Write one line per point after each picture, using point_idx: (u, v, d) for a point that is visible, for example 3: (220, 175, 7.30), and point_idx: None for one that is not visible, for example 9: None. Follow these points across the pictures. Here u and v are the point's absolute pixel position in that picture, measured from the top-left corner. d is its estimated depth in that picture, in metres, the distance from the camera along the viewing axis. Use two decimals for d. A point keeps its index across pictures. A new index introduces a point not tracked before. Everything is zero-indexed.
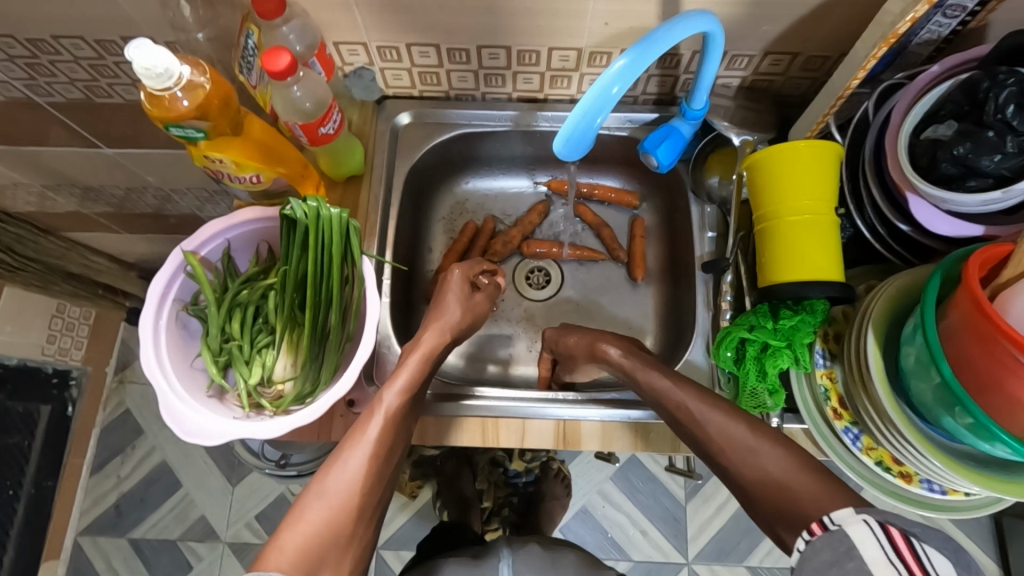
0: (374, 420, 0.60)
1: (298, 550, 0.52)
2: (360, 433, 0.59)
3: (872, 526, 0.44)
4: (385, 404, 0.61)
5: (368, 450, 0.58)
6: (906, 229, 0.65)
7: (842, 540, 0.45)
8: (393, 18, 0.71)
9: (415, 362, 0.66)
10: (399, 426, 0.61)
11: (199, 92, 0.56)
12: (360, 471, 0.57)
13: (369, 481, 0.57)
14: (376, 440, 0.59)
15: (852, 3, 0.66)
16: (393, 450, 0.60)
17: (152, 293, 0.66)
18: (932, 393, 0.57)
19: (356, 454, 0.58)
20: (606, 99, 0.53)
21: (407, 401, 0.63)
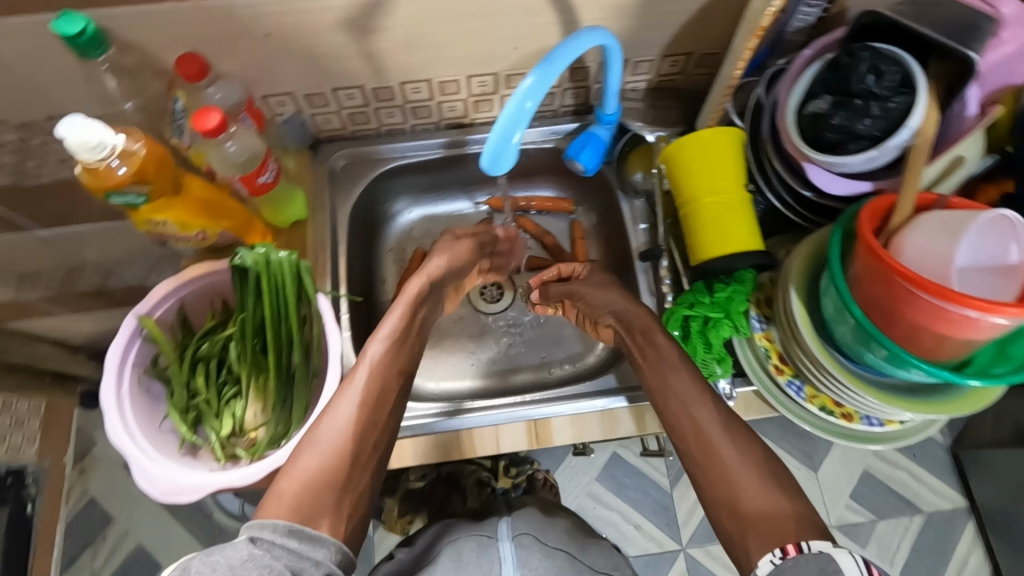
0: (360, 371, 0.64)
1: (296, 495, 0.54)
2: (348, 386, 0.63)
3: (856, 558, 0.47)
4: (371, 355, 0.66)
5: (357, 398, 0.62)
6: (809, 195, 0.73)
7: (827, 563, 0.48)
8: (316, 66, 0.75)
9: (401, 310, 0.71)
10: (386, 376, 0.65)
11: (135, 158, 0.58)
12: (348, 418, 0.61)
13: (360, 428, 0.60)
14: (363, 389, 0.63)
15: (728, 4, 0.75)
16: (384, 394, 0.64)
17: (110, 362, 0.66)
18: (852, 334, 0.64)
19: (344, 404, 0.62)
20: (521, 113, 0.58)
21: (391, 351, 0.67)
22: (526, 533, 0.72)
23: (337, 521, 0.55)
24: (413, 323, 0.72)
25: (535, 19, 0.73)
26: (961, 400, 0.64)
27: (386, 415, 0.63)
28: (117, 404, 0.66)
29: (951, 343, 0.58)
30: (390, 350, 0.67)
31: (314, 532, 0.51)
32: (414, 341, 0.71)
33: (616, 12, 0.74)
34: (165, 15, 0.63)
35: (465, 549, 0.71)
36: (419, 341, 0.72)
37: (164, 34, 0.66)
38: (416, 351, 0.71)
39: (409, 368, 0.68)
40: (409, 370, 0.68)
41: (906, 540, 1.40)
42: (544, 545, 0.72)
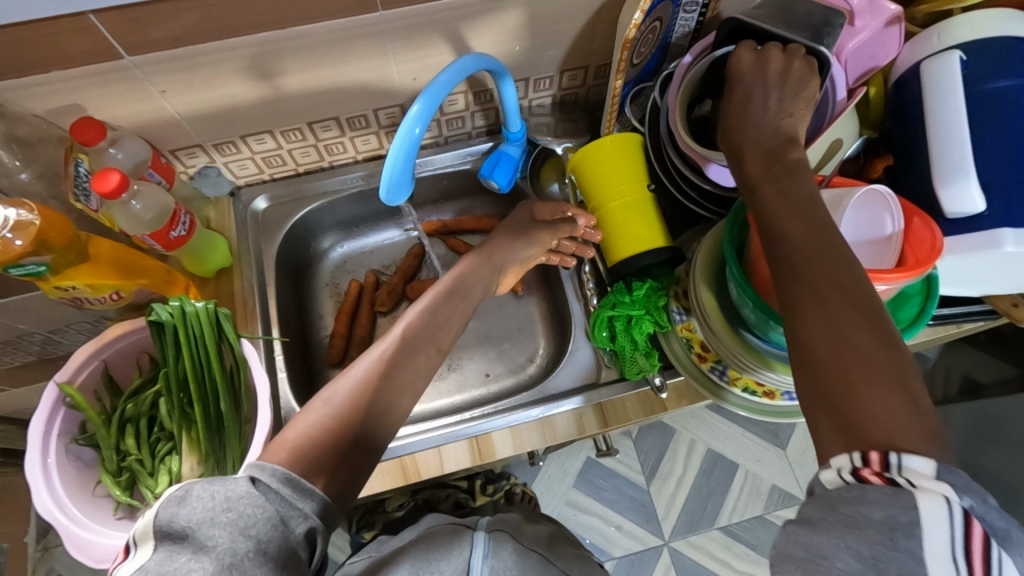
0: (389, 338, 0.63)
1: (296, 446, 0.51)
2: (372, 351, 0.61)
3: (953, 508, 0.34)
4: (405, 321, 0.65)
5: (381, 357, 0.61)
6: (709, 188, 0.77)
7: (902, 506, 0.35)
8: (220, 115, 0.76)
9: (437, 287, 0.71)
10: (419, 347, 0.63)
11: (31, 229, 0.58)
12: (364, 376, 0.58)
13: (373, 388, 0.58)
14: (389, 353, 0.61)
15: (609, 18, 0.79)
16: (409, 360, 0.62)
17: (32, 434, 0.66)
18: (755, 314, 0.66)
19: (360, 365, 0.60)
20: (412, 140, 0.60)
21: (428, 320, 0.66)
22: (502, 530, 0.71)
23: (331, 476, 0.51)
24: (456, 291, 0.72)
25: (426, 51, 0.76)
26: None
27: (412, 377, 0.61)
28: (43, 475, 0.65)
29: None
30: (431, 320, 0.66)
31: (308, 484, 0.48)
32: (456, 301, 0.71)
33: (504, 36, 0.77)
34: (54, 84, 0.64)
35: (440, 538, 0.70)
36: (466, 307, 0.71)
37: (58, 101, 0.66)
38: (461, 313, 0.70)
39: (444, 342, 0.66)
40: (444, 346, 0.66)
41: None
42: (518, 542, 0.71)
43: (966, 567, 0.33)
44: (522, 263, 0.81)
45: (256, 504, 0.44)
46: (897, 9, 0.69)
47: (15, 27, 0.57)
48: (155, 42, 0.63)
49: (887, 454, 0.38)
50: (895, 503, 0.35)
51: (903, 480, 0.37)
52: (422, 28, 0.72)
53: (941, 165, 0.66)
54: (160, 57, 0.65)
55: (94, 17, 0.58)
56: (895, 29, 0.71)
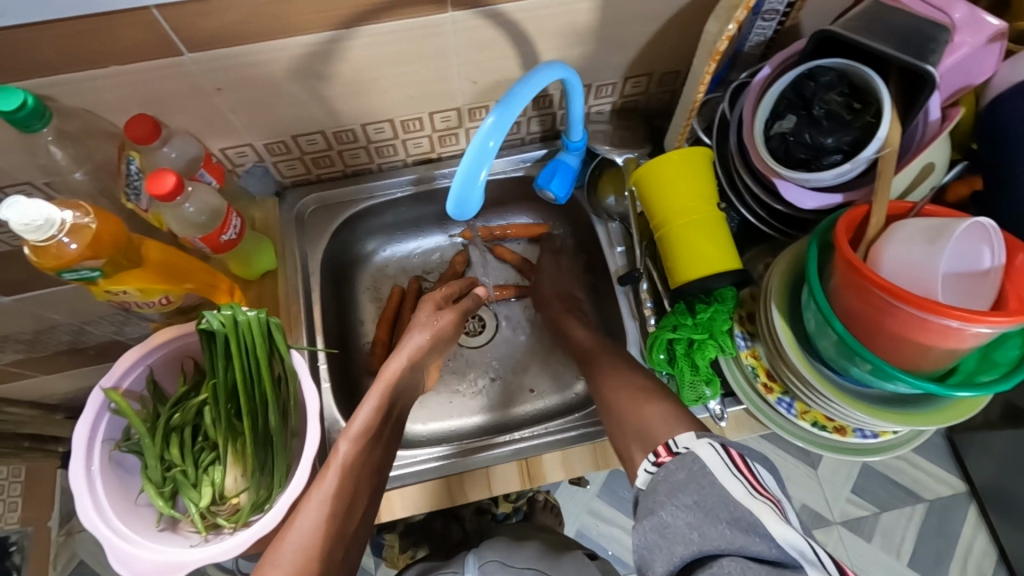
0: (330, 474, 0.61)
1: None
2: (314, 498, 0.59)
3: (713, 445, 0.52)
4: (339, 458, 0.62)
5: (324, 507, 0.59)
6: (781, 208, 0.73)
7: (693, 461, 0.51)
8: (273, 115, 0.73)
9: (369, 408, 0.66)
10: (357, 486, 0.62)
11: (87, 232, 0.55)
12: (316, 524, 0.58)
13: (327, 535, 0.58)
14: (331, 497, 0.60)
15: (684, 25, 0.75)
16: (356, 497, 0.61)
17: (78, 440, 0.64)
18: (835, 348, 0.63)
19: (312, 507, 0.59)
20: (485, 154, 0.56)
21: (365, 448, 0.64)
22: (493, 561, 0.72)
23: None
24: (390, 411, 0.68)
25: (489, 54, 0.72)
26: (941, 413, 0.63)
27: (350, 523, 0.60)
28: (87, 484, 0.63)
29: (934, 352, 0.57)
30: (359, 455, 0.63)
31: None
32: (393, 416, 0.69)
33: (573, 40, 0.73)
34: (111, 79, 0.61)
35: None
36: (395, 426, 0.69)
37: (112, 95, 0.64)
38: (394, 429, 0.69)
39: (379, 461, 0.65)
40: (381, 465, 0.66)
41: (909, 529, 1.40)
42: (511, 568, 0.71)
43: (735, 469, 0.49)
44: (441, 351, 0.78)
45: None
46: (1000, 24, 0.64)
47: (76, 20, 0.54)
48: (215, 39, 0.60)
49: (667, 443, 0.56)
50: (688, 464, 0.51)
51: (682, 452, 0.53)
52: (489, 31, 0.68)
53: None
54: (219, 55, 0.62)
55: (157, 12, 0.56)
56: (995, 46, 0.66)
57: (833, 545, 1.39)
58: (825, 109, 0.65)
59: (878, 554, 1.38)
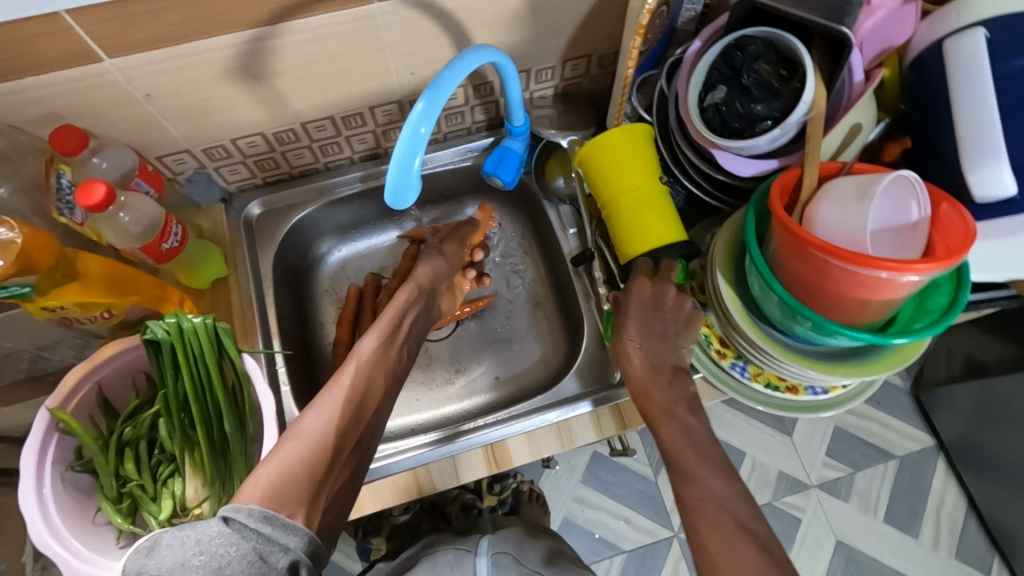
0: (348, 370, 0.62)
1: (271, 481, 0.50)
2: (333, 389, 0.59)
3: None
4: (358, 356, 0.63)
5: (342, 394, 0.59)
6: (722, 178, 0.75)
7: None
8: (209, 119, 0.72)
9: (388, 317, 0.69)
10: (375, 386, 0.63)
11: (13, 248, 0.54)
12: (331, 412, 0.57)
13: (342, 422, 0.57)
14: (349, 388, 0.60)
15: (614, 4, 0.76)
16: (370, 397, 0.62)
17: (25, 464, 0.62)
18: (779, 309, 0.65)
19: (332, 398, 0.58)
20: (417, 141, 0.56)
21: (382, 350, 0.65)
22: (505, 553, 0.71)
23: (309, 515, 0.50)
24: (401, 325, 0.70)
25: (424, 44, 0.72)
26: (881, 363, 0.66)
27: (366, 416, 0.61)
28: (38, 507, 0.61)
29: (866, 304, 0.59)
30: (374, 361, 0.64)
31: (287, 519, 0.47)
32: (411, 330, 0.72)
33: (506, 26, 0.74)
34: (32, 91, 0.60)
35: (442, 558, 0.70)
36: (409, 342, 0.71)
37: (36, 108, 0.62)
38: (410, 345, 0.72)
39: (396, 368, 0.67)
40: (399, 374, 0.67)
41: (883, 487, 1.44)
42: (522, 565, 0.70)
43: None
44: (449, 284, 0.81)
45: (231, 541, 0.43)
46: None
47: None
48: (137, 43, 0.59)
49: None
50: None
51: None
52: (420, 20, 0.68)
53: (971, 146, 0.63)
54: (143, 59, 0.61)
55: (68, 17, 0.54)
56: (912, 6, 0.70)
57: (812, 509, 1.42)
58: (755, 78, 0.67)
59: (854, 513, 1.42)
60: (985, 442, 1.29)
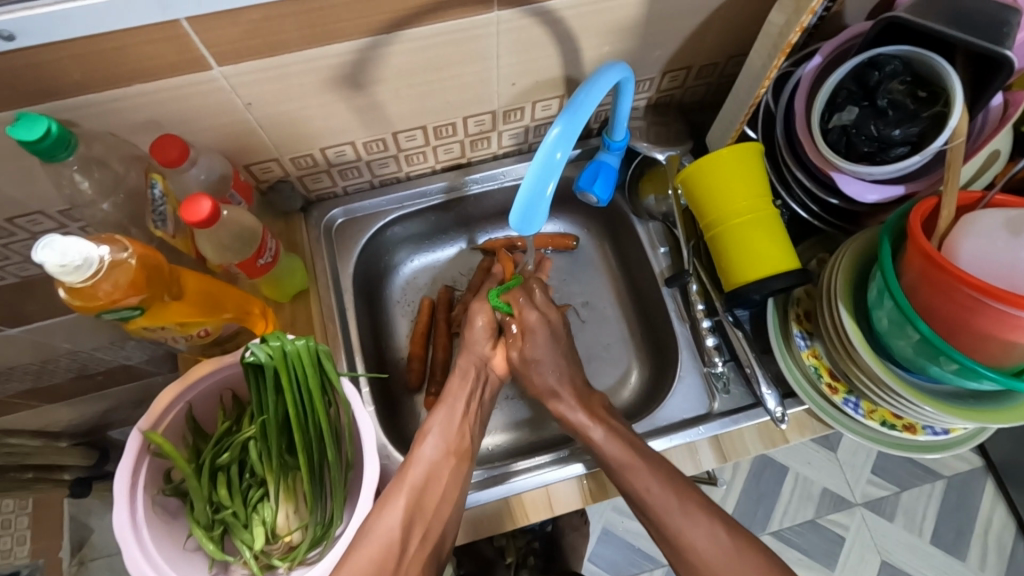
0: (414, 462, 0.66)
1: None
2: (400, 482, 0.64)
3: None
4: (423, 448, 0.67)
5: (407, 489, 0.63)
6: (836, 202, 0.71)
7: None
8: (302, 129, 0.69)
9: (442, 412, 0.71)
10: (442, 475, 0.65)
11: (126, 268, 0.51)
12: (399, 511, 0.61)
13: (410, 516, 0.61)
14: (413, 479, 0.64)
15: (731, 15, 0.71)
16: (437, 487, 0.64)
17: (120, 488, 0.60)
18: (914, 348, 0.61)
19: (399, 495, 0.62)
20: (551, 166, 0.53)
21: (447, 435, 0.69)
22: None
23: None
24: (467, 407, 0.72)
25: (532, 54, 0.68)
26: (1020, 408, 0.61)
27: (435, 503, 0.63)
28: (134, 534, 0.59)
29: (1018, 348, 0.55)
30: (437, 446, 0.67)
31: None
32: (478, 412, 0.74)
33: (617, 36, 0.70)
34: (137, 97, 0.57)
35: None
36: (477, 423, 0.73)
37: (138, 115, 0.59)
38: (477, 424, 0.73)
39: (462, 448, 0.69)
40: (467, 453, 0.69)
41: (930, 506, 1.40)
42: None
43: None
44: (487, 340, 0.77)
45: None
46: None
47: (101, 35, 0.50)
48: (247, 50, 0.56)
49: None
50: None
51: None
52: (533, 30, 0.64)
53: None
54: (250, 67, 0.58)
55: (186, 24, 0.51)
56: None
57: (857, 527, 1.39)
58: (889, 99, 0.63)
59: (902, 532, 1.38)
60: None
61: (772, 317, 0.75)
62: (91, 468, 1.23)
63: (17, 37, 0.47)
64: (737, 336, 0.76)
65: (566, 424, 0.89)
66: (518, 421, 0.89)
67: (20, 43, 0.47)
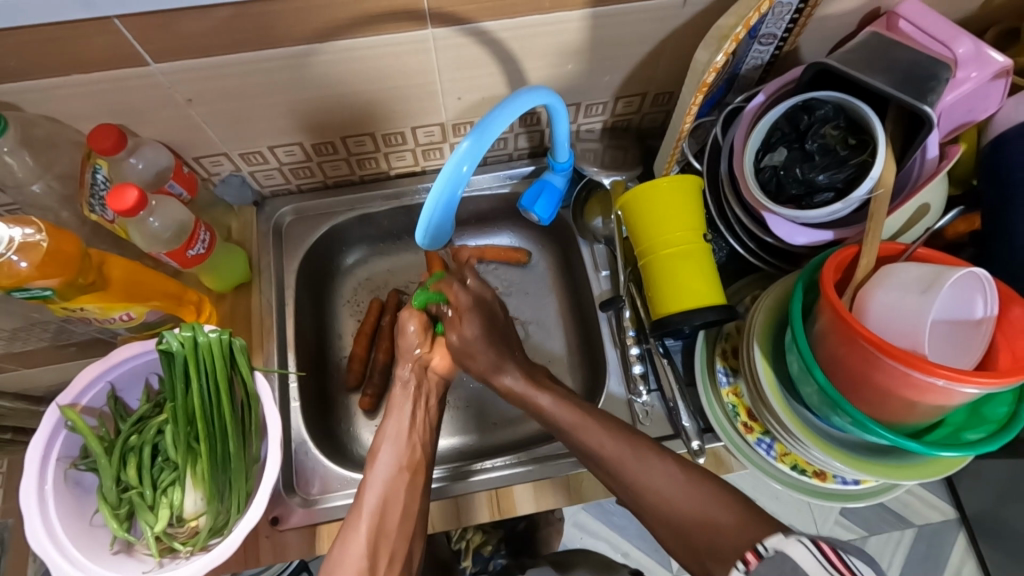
0: (368, 488, 0.65)
1: None
2: (358, 511, 0.63)
3: (805, 543, 0.46)
4: (374, 474, 0.66)
5: (366, 520, 0.62)
6: (771, 240, 0.70)
7: (784, 562, 0.45)
8: (247, 126, 0.71)
9: (389, 426, 0.70)
10: (398, 494, 0.65)
11: (37, 250, 0.53)
12: (360, 547, 0.61)
13: (374, 550, 0.61)
14: (370, 506, 0.63)
15: (678, 47, 0.71)
16: (395, 511, 0.64)
17: (30, 459, 0.62)
18: (818, 397, 0.61)
19: (358, 529, 0.62)
20: (458, 178, 0.54)
21: (400, 454, 0.67)
22: None
23: None
24: (413, 420, 0.71)
25: (475, 71, 0.69)
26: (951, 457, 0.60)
27: (396, 525, 0.63)
28: (37, 504, 0.61)
29: (918, 407, 0.55)
30: (390, 467, 0.66)
31: None
32: (427, 418, 0.73)
33: (560, 60, 0.70)
34: (76, 87, 0.59)
35: None
36: (427, 429, 0.73)
37: (81, 104, 0.62)
38: (428, 435, 0.72)
39: (415, 462, 0.68)
40: (421, 465, 0.68)
41: (897, 553, 1.37)
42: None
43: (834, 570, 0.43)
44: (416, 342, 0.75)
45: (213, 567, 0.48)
46: (1005, 61, 0.62)
47: (31, 28, 0.52)
48: (183, 49, 0.58)
49: (755, 545, 0.49)
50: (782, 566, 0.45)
51: (773, 553, 0.47)
52: (472, 48, 0.66)
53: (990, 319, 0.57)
54: (187, 65, 0.60)
55: (118, 21, 0.53)
56: (1000, 82, 0.64)
57: None
58: (819, 143, 0.63)
59: None
60: (1006, 522, 1.21)
61: (699, 350, 0.75)
62: None
63: None
64: (663, 365, 0.76)
65: (505, 436, 0.89)
66: (456, 426, 0.89)
67: None
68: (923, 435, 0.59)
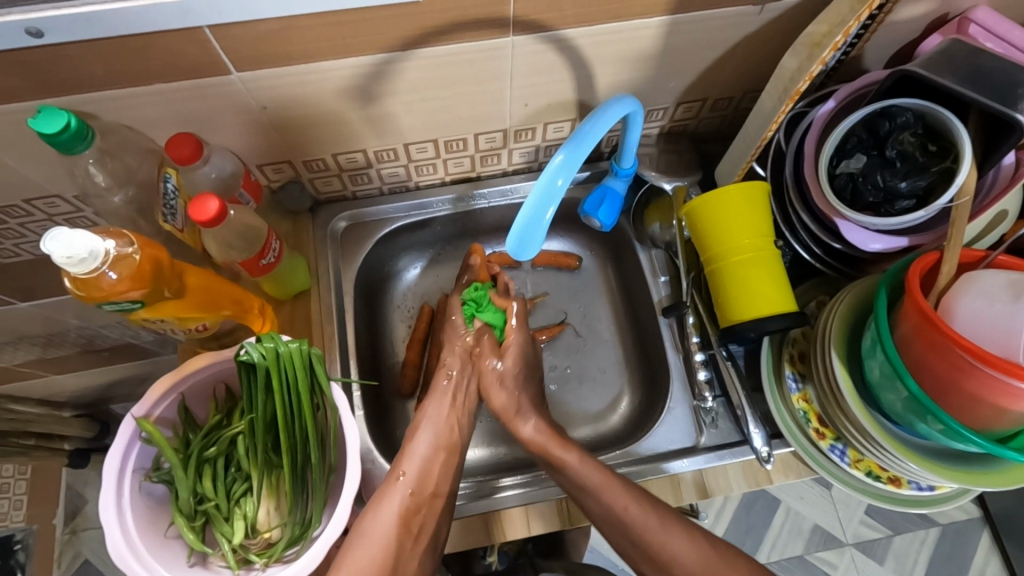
0: (406, 457, 0.65)
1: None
2: (394, 477, 0.63)
3: None
4: (418, 441, 0.66)
5: (402, 494, 0.62)
6: (839, 247, 0.70)
7: None
8: (315, 133, 0.70)
9: (433, 407, 0.69)
10: (433, 470, 0.65)
11: (131, 262, 0.53)
12: (393, 513, 0.61)
13: (406, 516, 0.61)
14: (407, 474, 0.63)
15: (748, 54, 0.71)
16: (431, 478, 0.64)
17: (109, 472, 0.61)
18: (903, 404, 0.61)
19: (388, 501, 0.61)
20: (552, 192, 0.53)
21: (445, 425, 0.68)
22: None
23: None
24: (457, 402, 0.70)
25: (547, 78, 0.69)
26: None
27: (433, 491, 0.64)
28: (118, 518, 0.60)
29: (1010, 415, 0.55)
30: (429, 445, 0.66)
31: None
32: (467, 404, 0.72)
33: (630, 66, 0.70)
34: (154, 95, 0.59)
35: None
36: (466, 414, 0.71)
37: (156, 113, 0.61)
38: (468, 420, 0.71)
39: (454, 442, 0.68)
40: (457, 447, 0.68)
41: (922, 552, 1.37)
42: None
43: None
44: (461, 355, 0.73)
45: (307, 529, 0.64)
46: None
47: (120, 37, 0.51)
48: (265, 58, 0.57)
49: None
50: None
51: None
52: (547, 55, 0.65)
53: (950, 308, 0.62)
54: (268, 74, 0.59)
55: (208, 31, 0.53)
56: None
57: (846, 567, 1.36)
58: (898, 151, 0.63)
59: None
60: None
61: (766, 357, 0.75)
62: (90, 440, 1.28)
63: (47, 36, 0.49)
64: (728, 370, 0.76)
65: None
66: (511, 432, 0.89)
67: (46, 39, 0.49)
68: (1008, 442, 0.59)
